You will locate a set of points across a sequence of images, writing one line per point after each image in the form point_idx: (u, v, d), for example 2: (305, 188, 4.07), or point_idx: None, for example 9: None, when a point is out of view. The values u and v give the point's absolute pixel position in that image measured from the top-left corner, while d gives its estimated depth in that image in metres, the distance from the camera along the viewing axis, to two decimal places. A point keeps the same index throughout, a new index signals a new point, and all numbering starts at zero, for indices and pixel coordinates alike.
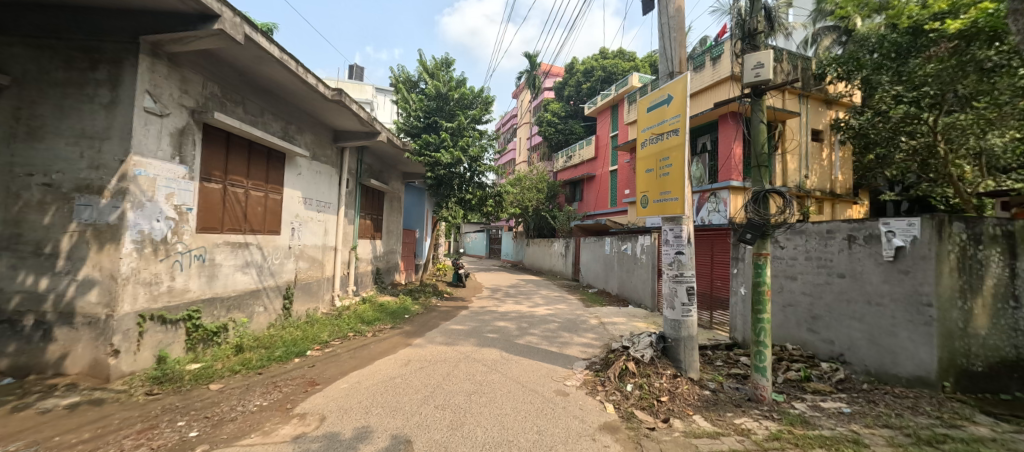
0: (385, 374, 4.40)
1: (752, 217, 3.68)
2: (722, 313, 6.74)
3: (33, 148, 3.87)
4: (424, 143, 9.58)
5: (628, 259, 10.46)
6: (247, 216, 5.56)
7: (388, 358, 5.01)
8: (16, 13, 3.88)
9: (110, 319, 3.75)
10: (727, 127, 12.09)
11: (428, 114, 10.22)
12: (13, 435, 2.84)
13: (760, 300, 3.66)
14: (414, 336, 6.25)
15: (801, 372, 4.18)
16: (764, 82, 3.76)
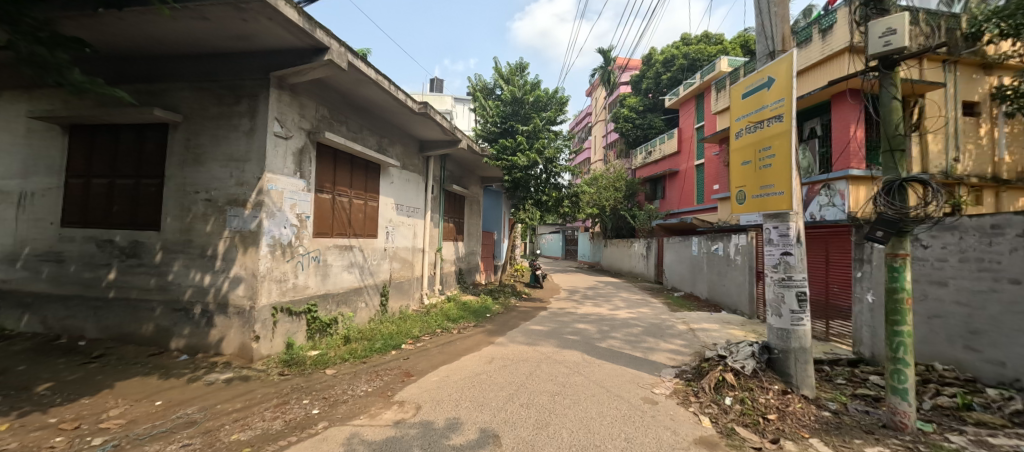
0: (471, 369, 4.70)
1: (883, 211, 3.20)
2: (842, 323, 6.00)
3: (198, 171, 4.81)
4: (501, 148, 9.92)
5: (719, 261, 9.79)
6: (351, 222, 6.31)
7: (473, 355, 5.34)
8: (186, 63, 4.86)
9: (252, 310, 4.53)
10: (844, 107, 10.61)
11: (503, 119, 10.49)
12: (189, 401, 3.60)
13: (897, 309, 3.17)
14: (496, 335, 6.54)
15: (958, 399, 3.51)
16: (897, 51, 3.21)
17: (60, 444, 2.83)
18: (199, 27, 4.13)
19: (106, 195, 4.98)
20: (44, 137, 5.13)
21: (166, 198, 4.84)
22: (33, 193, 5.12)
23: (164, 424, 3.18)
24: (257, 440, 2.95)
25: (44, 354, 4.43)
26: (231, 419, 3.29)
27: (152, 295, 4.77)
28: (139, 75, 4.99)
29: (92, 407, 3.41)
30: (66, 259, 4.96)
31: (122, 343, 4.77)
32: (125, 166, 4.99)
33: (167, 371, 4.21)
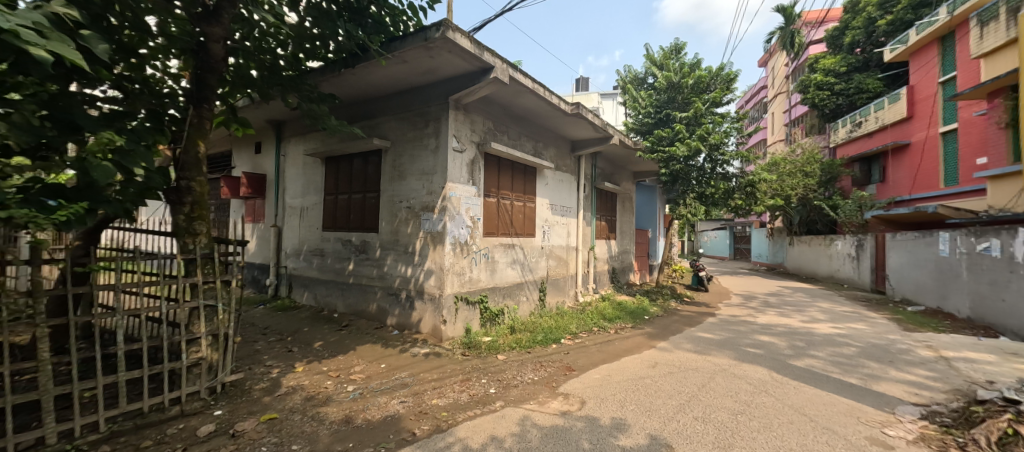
0: (635, 372, 4.63)
1: None
2: None
3: (401, 184, 5.93)
4: (657, 139, 9.27)
5: (992, 264, 7.38)
6: (513, 222, 6.87)
7: (635, 358, 5.22)
8: (393, 99, 6.05)
9: (440, 298, 5.39)
10: None
11: (659, 108, 9.94)
12: (401, 368, 4.50)
13: None
14: (657, 338, 6.25)
15: None
16: None
17: (329, 387, 3.91)
18: (400, 69, 5.12)
19: (346, 206, 6.60)
20: (312, 167, 7.11)
21: (382, 207, 6.11)
22: (307, 207, 7.14)
23: (387, 382, 4.08)
24: (451, 407, 3.52)
25: (315, 321, 6.14)
26: (431, 386, 4.00)
27: (374, 281, 6.10)
28: (363, 113, 6.45)
29: (344, 363, 4.59)
30: (325, 254, 6.77)
31: (358, 317, 6.22)
32: (356, 184, 6.50)
33: (386, 341, 5.34)
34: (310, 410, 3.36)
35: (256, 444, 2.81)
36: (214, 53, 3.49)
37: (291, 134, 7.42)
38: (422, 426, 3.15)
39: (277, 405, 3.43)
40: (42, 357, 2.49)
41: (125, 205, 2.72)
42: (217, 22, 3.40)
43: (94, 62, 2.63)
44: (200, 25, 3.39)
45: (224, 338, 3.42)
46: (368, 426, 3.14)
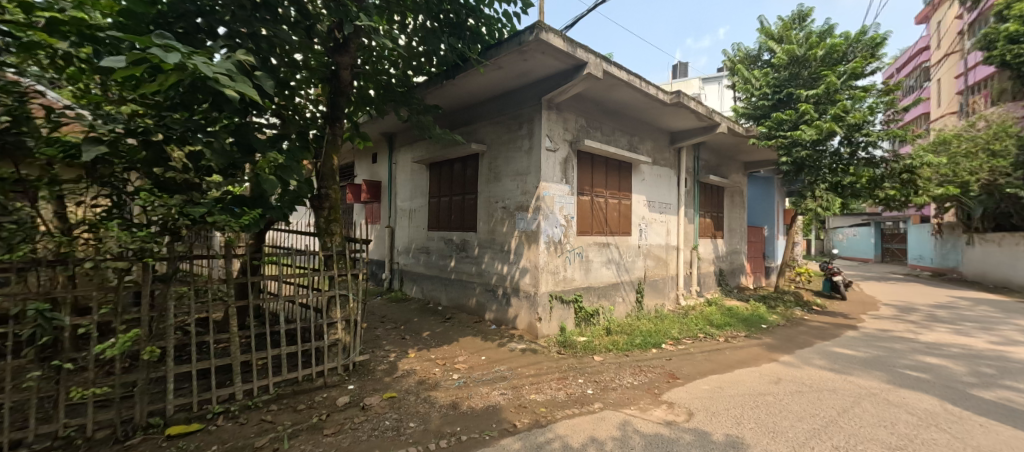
0: (753, 387, 4.16)
1: None
2: None
3: (497, 185, 6.15)
4: (776, 123, 8.30)
5: None
6: (607, 220, 6.66)
7: (751, 370, 4.70)
8: (488, 105, 6.32)
9: (536, 295, 5.47)
10: None
11: (778, 88, 8.64)
12: (500, 361, 4.67)
13: None
14: (779, 351, 5.54)
15: None
16: None
17: (437, 373, 4.23)
18: (495, 75, 5.32)
19: (447, 207, 7.06)
20: (418, 173, 7.76)
21: (480, 208, 6.42)
22: (415, 209, 7.82)
23: (487, 374, 4.26)
24: (549, 404, 3.55)
25: (423, 312, 6.69)
26: (529, 381, 4.08)
27: (473, 278, 6.42)
28: (461, 120, 6.85)
29: (449, 352, 4.92)
30: (431, 252, 7.33)
31: (459, 311, 6.61)
32: (456, 187, 6.92)
33: (486, 335, 5.58)
34: (423, 393, 3.67)
35: (379, 419, 3.17)
36: (343, 78, 4.04)
37: (401, 144, 8.20)
38: (522, 419, 3.23)
39: (395, 385, 3.82)
40: (234, 331, 3.14)
41: (283, 208, 3.35)
42: (345, 52, 3.95)
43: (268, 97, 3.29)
44: (332, 56, 3.96)
45: (354, 323, 3.91)
46: (472, 413, 3.32)
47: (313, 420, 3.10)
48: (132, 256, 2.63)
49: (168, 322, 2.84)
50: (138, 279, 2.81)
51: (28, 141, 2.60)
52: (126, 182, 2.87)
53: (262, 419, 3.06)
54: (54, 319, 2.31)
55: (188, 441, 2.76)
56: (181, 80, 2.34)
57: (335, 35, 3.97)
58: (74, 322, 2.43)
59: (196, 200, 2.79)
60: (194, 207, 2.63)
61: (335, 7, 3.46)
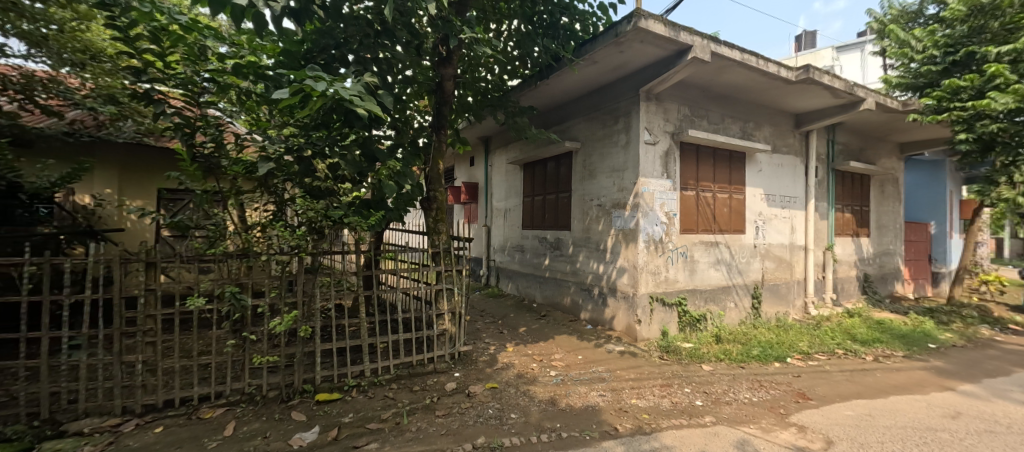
0: (913, 418, 3.56)
1: None
2: None
3: (592, 183, 6.09)
4: (950, 93, 6.46)
5: None
6: (716, 217, 6.15)
7: (909, 397, 4.03)
8: (583, 103, 6.28)
9: (635, 296, 5.32)
10: None
11: (952, 47, 6.65)
12: (599, 362, 4.67)
13: None
14: (956, 379, 4.64)
15: None
16: None
17: (535, 369, 4.35)
18: (591, 71, 5.26)
19: (541, 206, 7.21)
20: (512, 173, 8.04)
21: (574, 205, 6.41)
22: (510, 209, 8.12)
23: (585, 374, 4.27)
24: (654, 411, 3.46)
25: (519, 309, 6.93)
26: (628, 385, 4.01)
27: (568, 277, 6.45)
28: (555, 119, 6.94)
29: (546, 349, 5.05)
30: (526, 249, 7.54)
31: (554, 309, 6.71)
32: (550, 186, 7.01)
33: (581, 334, 5.59)
34: (522, 386, 3.82)
35: (484, 407, 3.38)
36: (446, 88, 4.33)
37: (496, 146, 8.58)
38: (623, 423, 3.20)
39: (496, 376, 4.04)
40: (362, 317, 3.60)
41: (400, 210, 3.70)
42: (449, 64, 4.22)
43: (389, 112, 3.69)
44: (438, 70, 4.28)
45: (460, 316, 4.20)
46: (571, 411, 3.38)
47: (426, 400, 3.44)
48: (293, 250, 3.33)
49: (314, 305, 3.42)
50: (291, 271, 3.37)
51: (223, 161, 3.62)
52: (282, 191, 3.65)
53: (385, 396, 3.51)
54: (240, 300, 3.01)
55: (331, 407, 3.28)
56: (324, 102, 2.71)
57: (440, 49, 4.21)
58: (253, 303, 3.12)
59: (335, 204, 3.42)
60: (334, 210, 3.28)
61: (441, 23, 3.69)
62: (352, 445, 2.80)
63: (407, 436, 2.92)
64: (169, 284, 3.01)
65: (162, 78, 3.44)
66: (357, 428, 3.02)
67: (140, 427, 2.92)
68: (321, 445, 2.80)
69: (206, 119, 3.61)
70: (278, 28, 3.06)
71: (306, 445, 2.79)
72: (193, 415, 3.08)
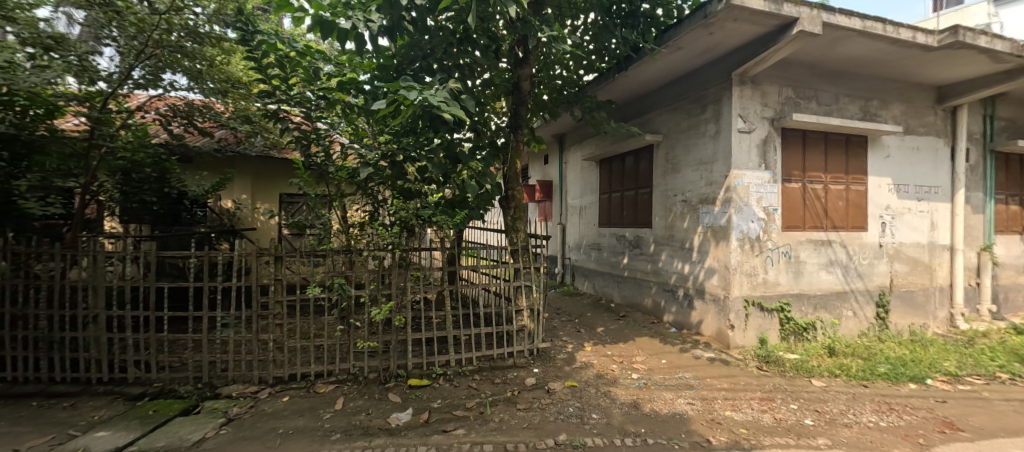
0: None
1: None
2: None
3: (675, 177, 5.72)
4: None
5: None
6: (828, 211, 5.24)
7: None
8: (664, 93, 5.97)
9: (727, 299, 4.80)
10: None
11: None
12: (685, 367, 4.34)
13: None
14: None
15: None
16: None
17: (615, 370, 4.28)
18: (675, 57, 4.96)
19: (619, 203, 7.04)
20: (588, 170, 7.96)
21: (656, 202, 6.10)
22: (586, 206, 8.07)
23: (671, 379, 4.05)
24: (753, 426, 3.10)
25: (596, 308, 6.85)
26: (722, 395, 3.66)
27: (649, 276, 6.22)
28: (636, 111, 6.66)
29: (627, 351, 4.90)
30: (602, 248, 7.45)
31: (634, 309, 6.54)
32: (628, 182, 6.81)
33: (664, 337, 5.32)
34: (603, 387, 3.80)
35: (564, 404, 3.43)
36: (524, 88, 4.46)
37: (571, 144, 8.58)
38: (716, 436, 2.96)
39: (575, 375, 4.07)
40: (448, 310, 3.84)
41: (480, 208, 4.00)
42: (526, 65, 4.32)
43: (478, 124, 4.08)
44: (515, 70, 4.42)
45: (538, 313, 4.31)
46: (657, 416, 3.26)
47: (507, 393, 3.59)
48: (387, 247, 3.73)
49: (406, 297, 3.75)
50: (387, 265, 3.73)
51: (329, 168, 4.29)
52: (376, 193, 4.16)
53: (469, 386, 3.71)
54: (345, 290, 3.49)
55: (422, 392, 3.57)
56: (416, 110, 3.00)
57: (516, 51, 4.36)
58: (356, 292, 3.58)
59: (423, 204, 3.91)
60: (425, 210, 3.73)
61: (520, 24, 3.82)
62: (442, 429, 3.00)
63: (491, 426, 3.06)
64: (293, 274, 3.56)
65: (285, 98, 4.15)
66: (445, 414, 3.24)
67: (271, 395, 3.47)
68: (414, 426, 3.05)
69: (317, 132, 4.26)
70: (375, 45, 3.52)
71: (402, 424, 3.06)
72: (310, 389, 3.56)
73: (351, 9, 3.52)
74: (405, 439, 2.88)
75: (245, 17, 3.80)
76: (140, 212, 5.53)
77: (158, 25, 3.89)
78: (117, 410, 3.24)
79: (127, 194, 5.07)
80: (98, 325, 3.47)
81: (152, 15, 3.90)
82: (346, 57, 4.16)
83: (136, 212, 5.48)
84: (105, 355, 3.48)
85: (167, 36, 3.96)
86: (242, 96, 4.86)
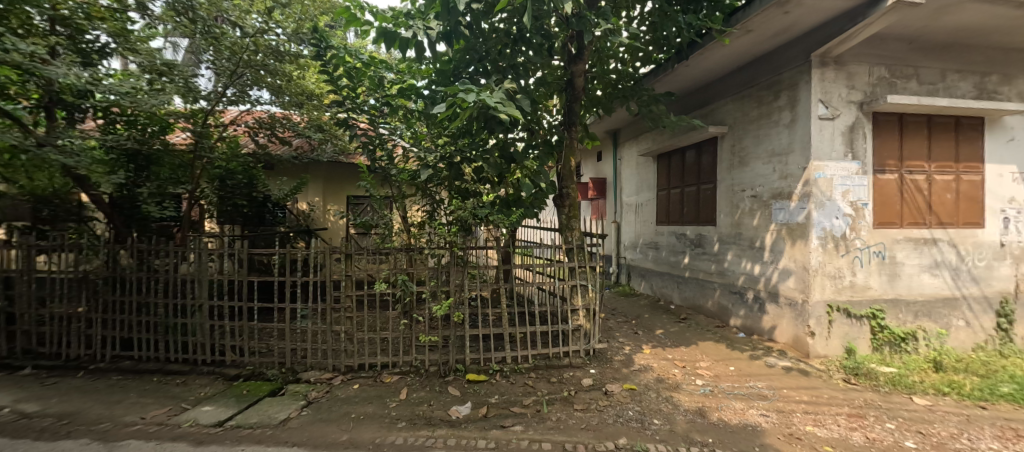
0: None
1: None
2: None
3: (744, 171, 5.31)
4: None
5: None
6: (931, 206, 4.57)
7: None
8: (730, 80, 5.57)
9: (806, 304, 4.36)
10: None
11: None
12: (756, 376, 4.02)
13: None
14: None
15: None
16: None
17: (677, 375, 4.09)
18: (744, 41, 4.59)
19: (680, 199, 6.70)
20: (646, 166, 7.65)
21: (722, 197, 5.70)
22: (643, 203, 7.77)
23: (741, 388, 3.76)
24: (838, 444, 2.80)
25: (655, 309, 6.58)
26: (801, 408, 3.34)
27: (713, 277, 5.84)
28: (699, 101, 6.27)
29: (689, 355, 4.65)
30: (661, 247, 7.13)
31: (696, 312, 6.18)
32: (689, 178, 6.44)
33: (732, 342, 4.97)
34: (665, 392, 3.64)
35: (623, 407, 3.34)
36: (577, 84, 4.40)
37: (627, 139, 8.30)
38: None
39: (634, 378, 3.94)
40: (503, 307, 3.90)
41: (533, 206, 4.06)
42: (579, 61, 4.24)
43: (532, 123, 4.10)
44: (569, 67, 4.36)
45: (594, 312, 4.22)
46: (726, 427, 3.05)
47: (563, 393, 3.57)
48: (446, 245, 3.86)
49: (463, 293, 3.86)
50: (444, 263, 3.87)
51: (392, 171, 4.59)
52: (434, 193, 4.39)
53: (525, 383, 3.74)
54: (407, 286, 3.69)
55: (479, 387, 3.67)
56: (473, 111, 3.10)
57: (569, 47, 4.31)
58: (417, 288, 3.75)
59: (479, 204, 4.02)
60: (481, 210, 3.82)
61: (575, 20, 3.75)
62: (500, 424, 3.06)
63: (548, 424, 3.07)
64: (360, 270, 3.82)
65: (353, 107, 4.41)
66: (503, 409, 3.29)
67: (344, 382, 3.76)
68: (473, 419, 3.14)
69: (378, 138, 4.53)
70: (433, 51, 3.68)
71: (461, 417, 3.16)
72: (377, 379, 3.79)
73: (410, 18, 3.71)
74: (465, 431, 2.97)
75: (319, 34, 4.14)
76: (233, 214, 6.24)
77: (248, 48, 4.38)
78: (218, 388, 3.69)
79: (222, 197, 5.75)
80: (202, 313, 3.98)
81: (243, 39, 4.39)
82: (407, 64, 4.41)
83: (230, 213, 6.19)
84: (208, 339, 3.99)
85: (255, 56, 4.45)
86: (314, 106, 5.30)
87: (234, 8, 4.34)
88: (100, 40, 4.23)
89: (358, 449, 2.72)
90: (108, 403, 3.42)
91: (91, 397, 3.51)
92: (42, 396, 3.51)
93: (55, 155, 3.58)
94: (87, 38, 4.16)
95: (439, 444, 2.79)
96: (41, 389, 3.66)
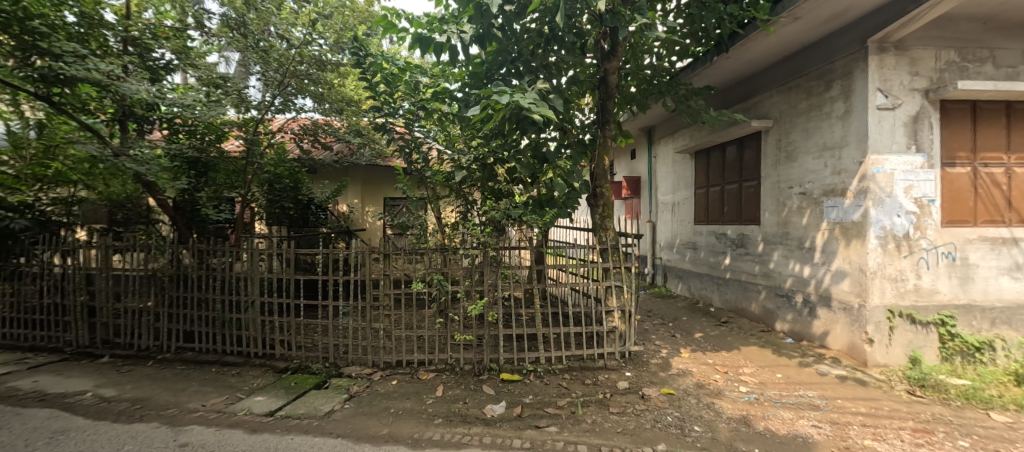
0: None
1: None
2: None
3: (791, 167, 5.01)
4: None
5: None
6: (1011, 203, 4.13)
7: None
8: (775, 71, 5.28)
9: (864, 309, 4.06)
10: None
11: None
12: (807, 384, 3.78)
13: None
14: None
15: None
16: None
17: (719, 381, 3.91)
18: (791, 29, 4.34)
19: (720, 197, 6.42)
20: (683, 163, 7.40)
21: (766, 195, 5.41)
22: (680, 202, 7.53)
23: (790, 396, 3.55)
24: None
25: (695, 312, 6.34)
26: (858, 420, 3.11)
27: (757, 279, 5.56)
28: (741, 94, 5.99)
29: (732, 360, 4.45)
30: (700, 247, 6.88)
31: (738, 315, 5.91)
32: (730, 175, 6.16)
33: (779, 348, 4.71)
34: (705, 398, 3.50)
35: (661, 412, 3.24)
36: (610, 82, 4.32)
37: (663, 135, 8.06)
38: None
39: (672, 382, 3.82)
40: (536, 307, 3.89)
41: (567, 207, 4.02)
42: (613, 57, 4.15)
43: (566, 122, 4.06)
44: (602, 64, 4.29)
45: (629, 314, 4.12)
46: (773, 437, 2.89)
47: (599, 395, 3.52)
48: (479, 245, 3.91)
49: (497, 293, 3.89)
50: (478, 262, 3.92)
51: (427, 173, 4.75)
52: (468, 194, 4.53)
53: (559, 384, 3.72)
54: (442, 285, 3.77)
55: (514, 386, 3.69)
56: (506, 112, 3.14)
57: (602, 44, 4.24)
58: (452, 288, 3.83)
59: (513, 204, 4.05)
60: (515, 210, 3.86)
61: (608, 16, 3.68)
62: (535, 425, 3.06)
63: (583, 427, 3.03)
64: (398, 270, 3.94)
65: (390, 111, 4.65)
66: (537, 410, 3.29)
67: (383, 378, 3.89)
68: (508, 419, 3.16)
69: (413, 141, 4.66)
70: (466, 54, 3.73)
71: (496, 416, 3.19)
72: (414, 375, 3.90)
73: (445, 23, 3.79)
74: (501, 430, 2.99)
75: (359, 43, 4.30)
76: (281, 216, 6.61)
77: (294, 59, 4.65)
78: (269, 380, 3.92)
79: (270, 201, 6.11)
80: (255, 309, 4.23)
81: (290, 50, 4.66)
82: (440, 68, 4.48)
83: (277, 215, 6.56)
84: (260, 333, 4.24)
85: (300, 66, 4.71)
86: (353, 112, 5.53)
87: (281, 21, 4.58)
88: (165, 58, 4.62)
89: (397, 443, 2.80)
90: (174, 390, 3.73)
91: (160, 385, 3.84)
92: (118, 382, 3.87)
93: (129, 163, 3.96)
94: (154, 55, 4.55)
95: (475, 441, 2.83)
96: (117, 376, 4.04)
